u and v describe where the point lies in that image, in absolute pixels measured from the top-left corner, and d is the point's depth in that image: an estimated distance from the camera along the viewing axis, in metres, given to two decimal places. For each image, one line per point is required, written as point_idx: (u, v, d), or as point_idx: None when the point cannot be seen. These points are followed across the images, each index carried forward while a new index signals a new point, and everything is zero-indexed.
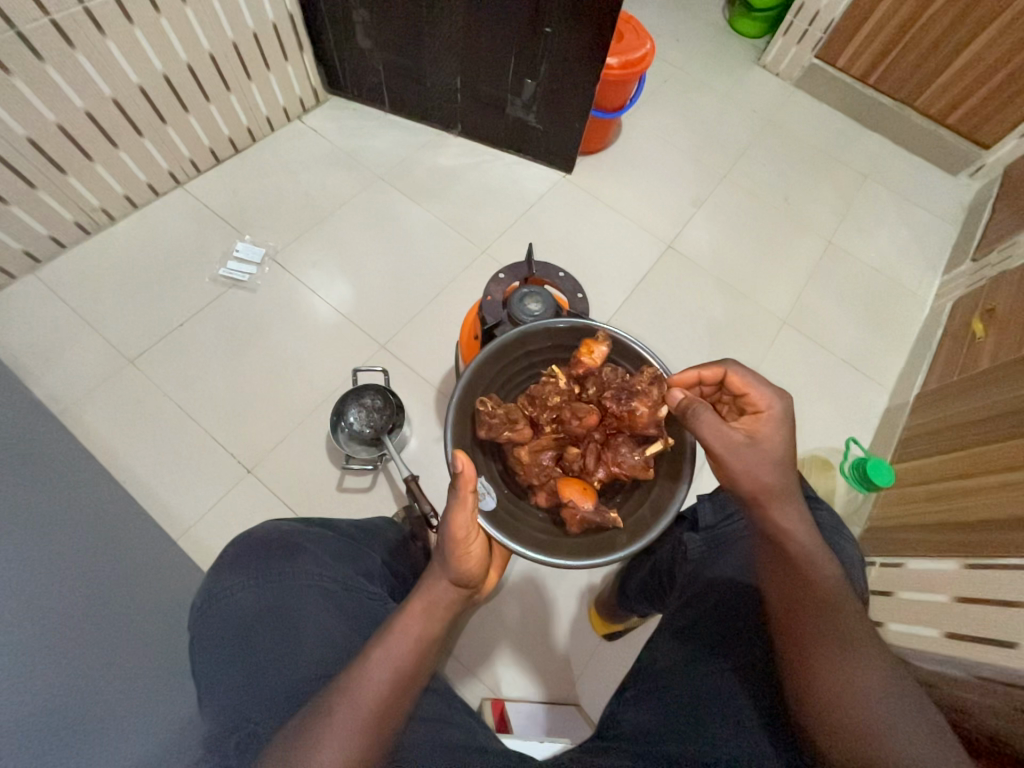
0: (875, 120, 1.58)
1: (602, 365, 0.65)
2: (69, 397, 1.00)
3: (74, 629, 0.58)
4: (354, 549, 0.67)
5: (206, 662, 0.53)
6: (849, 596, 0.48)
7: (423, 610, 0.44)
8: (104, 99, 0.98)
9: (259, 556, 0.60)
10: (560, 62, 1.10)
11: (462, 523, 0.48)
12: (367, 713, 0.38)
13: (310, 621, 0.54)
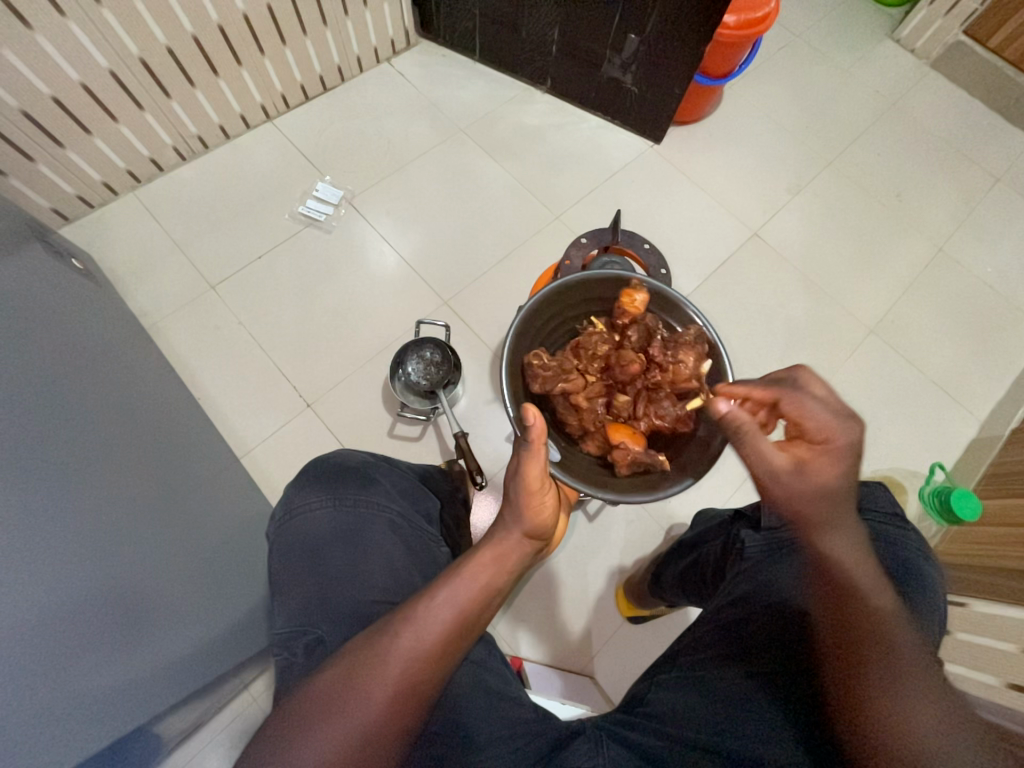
0: (1022, 114, 1.38)
1: (644, 316, 0.65)
2: (157, 313, 1.07)
3: (157, 520, 0.64)
4: (418, 488, 0.70)
5: (283, 568, 0.57)
6: (908, 628, 0.42)
7: (493, 559, 0.44)
8: (211, 26, 0.99)
9: (336, 480, 0.62)
10: (671, 18, 1.02)
11: (534, 475, 0.49)
12: (433, 645, 0.39)
13: (379, 550, 0.57)
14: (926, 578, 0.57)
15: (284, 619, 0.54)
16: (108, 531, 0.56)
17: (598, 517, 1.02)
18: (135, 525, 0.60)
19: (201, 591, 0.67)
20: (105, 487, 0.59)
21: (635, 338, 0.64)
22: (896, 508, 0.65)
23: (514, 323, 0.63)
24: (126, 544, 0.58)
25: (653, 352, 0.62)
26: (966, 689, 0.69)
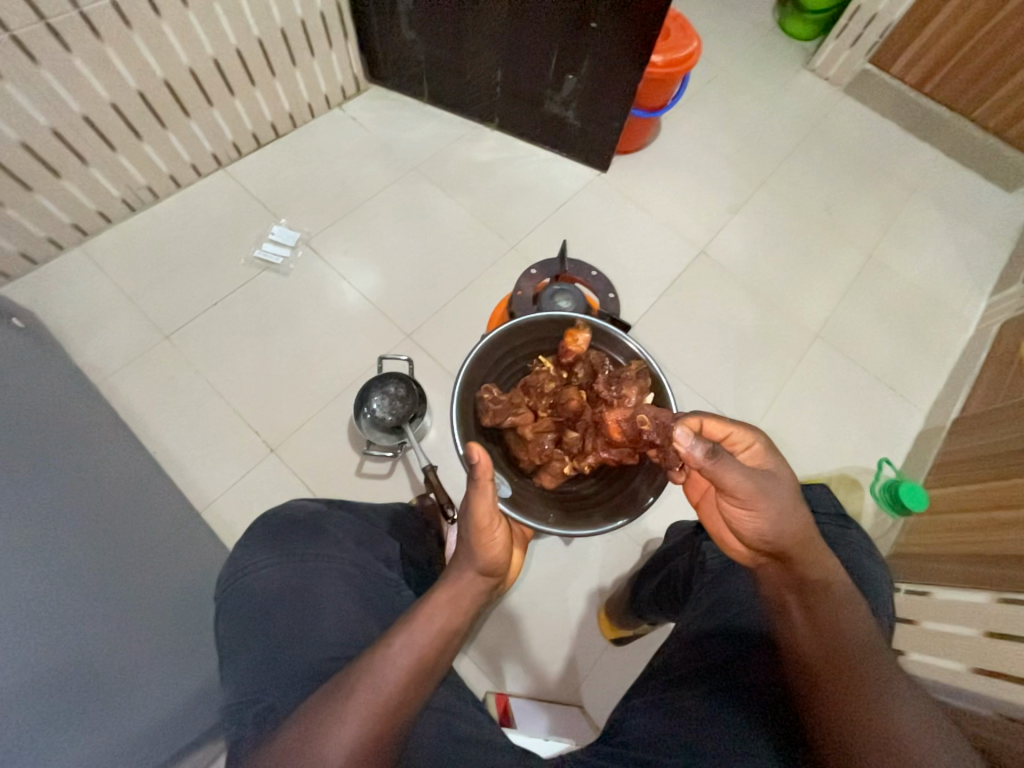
0: (927, 132, 1.52)
1: (588, 355, 0.68)
2: (108, 367, 1.04)
3: (108, 587, 0.61)
4: (373, 534, 0.69)
5: (230, 632, 0.55)
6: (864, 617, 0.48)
7: (449, 601, 0.45)
8: (156, 80, 1.00)
9: (286, 535, 0.62)
10: (604, 60, 1.09)
11: (484, 511, 0.49)
12: (389, 696, 0.39)
13: (330, 602, 0.56)
14: (867, 579, 0.63)
15: (231, 691, 0.51)
16: (55, 604, 0.53)
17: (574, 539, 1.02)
18: (83, 595, 0.57)
19: (157, 660, 0.63)
20: (48, 556, 0.56)
21: (581, 376, 0.67)
22: (840, 509, 0.71)
23: (465, 363, 0.66)
24: (68, 617, 0.54)
25: (597, 389, 0.65)
26: (936, 678, 0.72)
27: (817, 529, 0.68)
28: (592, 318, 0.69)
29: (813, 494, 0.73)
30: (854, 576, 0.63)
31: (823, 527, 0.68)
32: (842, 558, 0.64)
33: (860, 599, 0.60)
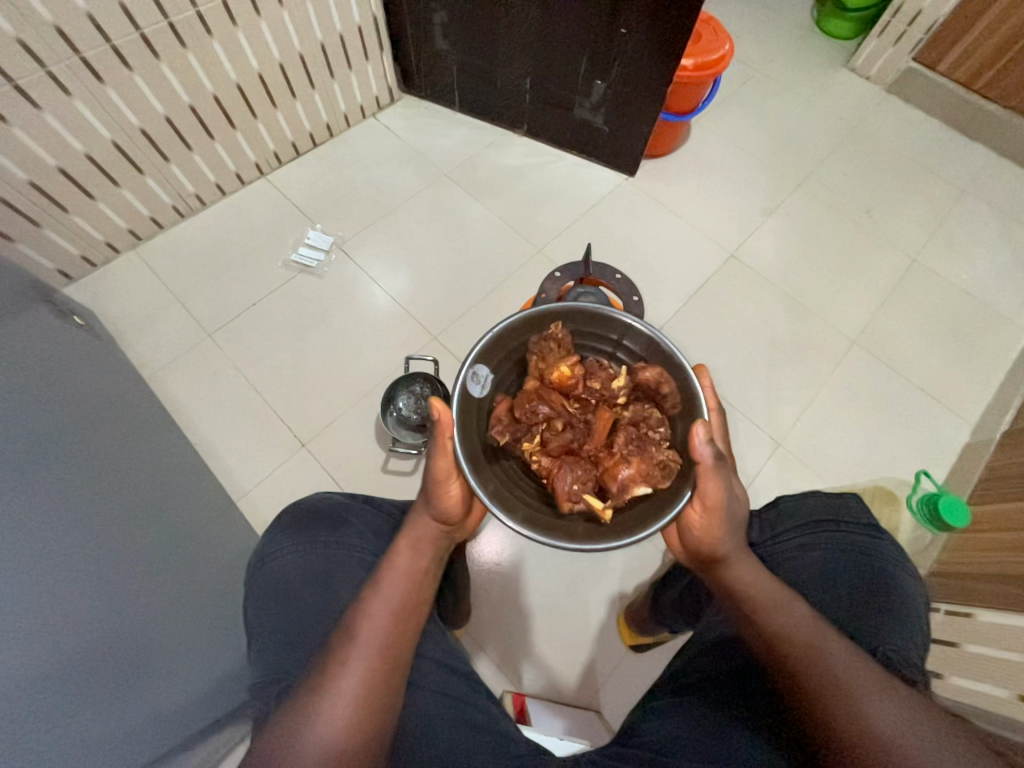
0: (978, 130, 1.45)
1: (655, 411, 0.55)
2: (156, 363, 1.11)
3: (153, 568, 0.64)
4: (396, 526, 0.72)
5: (259, 614, 0.60)
6: (820, 631, 0.50)
7: (410, 545, 0.55)
8: (206, 94, 1.07)
9: (309, 524, 0.66)
10: (634, 63, 1.09)
11: (443, 466, 0.56)
12: (376, 637, 0.47)
13: (347, 591, 0.60)
14: (900, 592, 0.63)
15: (259, 666, 0.56)
16: (110, 580, 0.57)
17: None
18: (133, 575, 0.61)
19: (194, 634, 0.66)
20: (102, 534, 0.59)
21: (628, 414, 0.56)
22: (880, 524, 0.70)
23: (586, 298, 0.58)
24: (118, 590, 0.57)
25: (622, 434, 0.54)
26: (978, 705, 0.68)
27: (845, 539, 0.67)
28: (701, 405, 0.54)
29: (843, 504, 0.71)
30: (889, 590, 0.63)
31: (854, 537, 0.67)
32: (878, 570, 0.65)
33: (891, 616, 0.60)
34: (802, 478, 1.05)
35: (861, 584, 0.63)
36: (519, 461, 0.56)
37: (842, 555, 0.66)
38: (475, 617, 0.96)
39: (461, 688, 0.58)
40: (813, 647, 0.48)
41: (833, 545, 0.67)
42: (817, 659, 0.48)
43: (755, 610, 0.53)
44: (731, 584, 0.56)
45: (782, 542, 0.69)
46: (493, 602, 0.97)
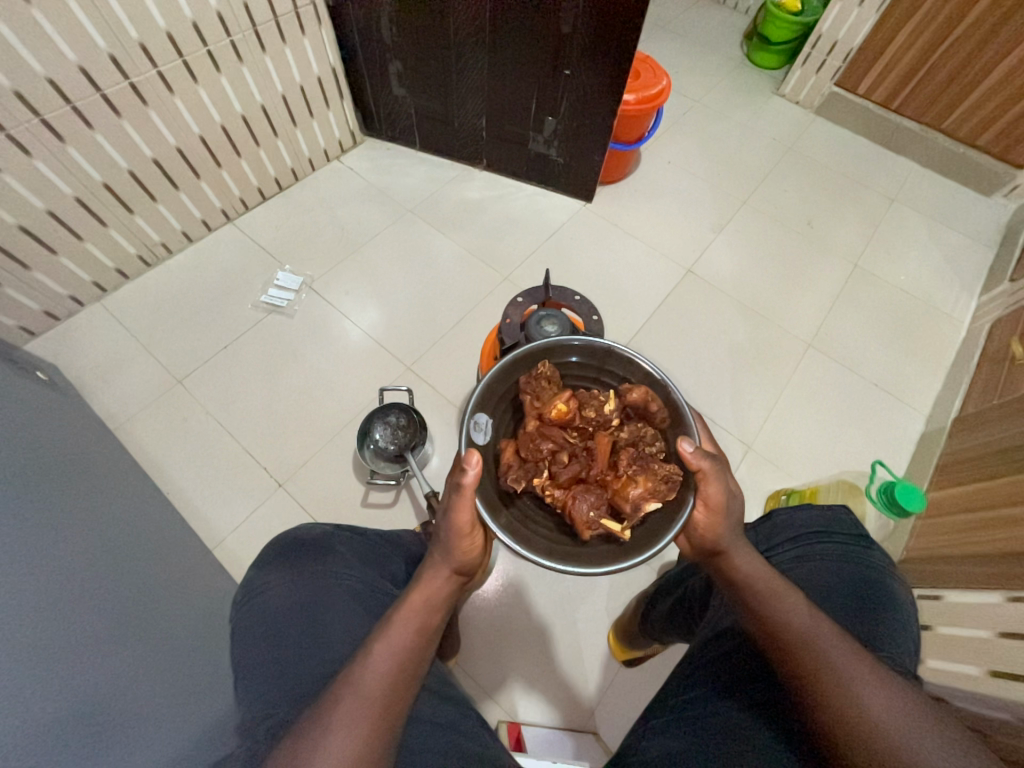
0: (899, 145, 1.59)
1: (648, 428, 0.58)
2: (123, 414, 1.09)
3: (131, 622, 0.63)
4: (378, 554, 0.75)
5: (246, 651, 0.59)
6: (816, 616, 0.51)
7: (423, 604, 0.54)
8: (169, 147, 1.10)
9: (296, 557, 0.68)
10: (580, 100, 1.17)
11: (464, 521, 0.56)
12: (380, 693, 0.46)
13: (337, 618, 0.60)
14: (888, 592, 0.65)
15: (246, 706, 0.54)
16: (90, 633, 0.56)
17: None
18: (109, 628, 0.59)
19: (179, 682, 0.64)
20: (72, 588, 0.58)
21: (624, 435, 0.58)
22: (866, 533, 0.73)
23: (568, 337, 0.62)
24: (86, 640, 0.55)
25: (626, 455, 0.56)
26: (953, 685, 0.70)
27: (840, 548, 0.70)
28: (689, 419, 0.58)
29: (835, 517, 0.74)
30: (879, 595, 0.64)
31: (845, 547, 0.70)
32: (867, 575, 0.66)
33: (885, 621, 0.62)
34: (774, 479, 1.09)
35: (853, 588, 0.65)
36: (534, 498, 0.58)
37: (835, 565, 0.68)
38: (465, 646, 0.94)
39: (453, 717, 0.58)
40: (809, 636, 0.50)
41: (829, 553, 0.69)
42: (811, 644, 0.49)
43: (753, 597, 0.55)
44: (729, 573, 0.57)
45: (778, 554, 0.73)
46: (482, 630, 0.95)
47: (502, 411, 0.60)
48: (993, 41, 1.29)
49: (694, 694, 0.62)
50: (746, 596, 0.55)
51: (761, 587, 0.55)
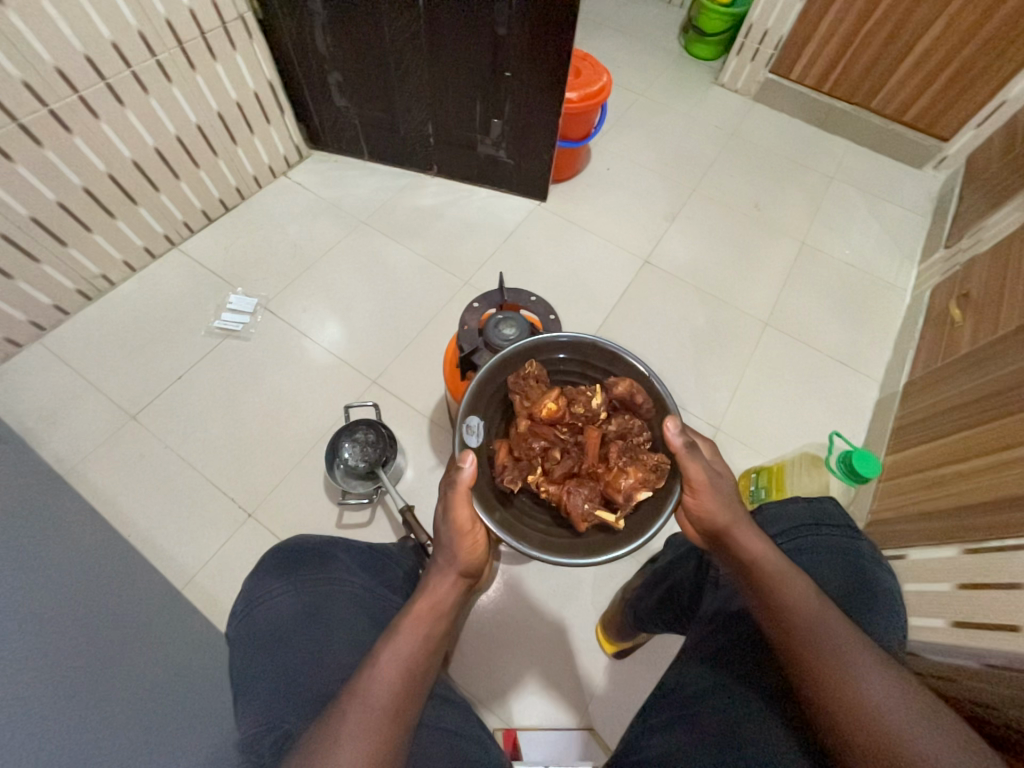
0: (834, 125, 1.65)
1: (635, 419, 0.57)
2: (74, 457, 1.03)
3: (101, 670, 0.60)
4: (377, 561, 0.76)
5: (250, 663, 0.58)
6: (826, 606, 0.50)
7: (429, 609, 0.53)
8: (100, 175, 1.05)
9: (296, 565, 0.67)
10: (523, 100, 1.17)
11: (464, 517, 0.56)
12: (389, 700, 0.45)
13: (341, 626, 0.61)
14: (882, 582, 0.62)
15: (251, 720, 0.54)
16: (56, 687, 0.54)
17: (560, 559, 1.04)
18: (82, 677, 0.57)
19: (158, 729, 0.61)
20: (31, 644, 0.55)
21: (613, 428, 0.57)
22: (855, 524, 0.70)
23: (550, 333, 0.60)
24: (35, 704, 0.51)
25: (615, 447, 0.56)
26: (922, 638, 0.73)
27: (830, 542, 0.67)
28: (675, 407, 0.57)
29: (821, 507, 0.72)
30: (873, 588, 0.61)
31: (836, 539, 0.67)
32: (860, 567, 0.64)
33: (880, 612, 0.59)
34: (743, 458, 1.12)
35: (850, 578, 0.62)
36: (530, 494, 0.57)
37: (827, 558, 0.65)
38: (457, 654, 0.94)
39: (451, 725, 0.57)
40: (815, 621, 0.48)
41: (819, 548, 0.66)
42: (814, 632, 0.48)
43: (762, 582, 0.53)
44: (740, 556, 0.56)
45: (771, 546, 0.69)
46: (471, 638, 0.95)
47: (492, 412, 0.59)
48: (908, 23, 1.36)
49: (697, 689, 0.59)
50: (752, 579, 0.54)
51: (772, 573, 0.53)
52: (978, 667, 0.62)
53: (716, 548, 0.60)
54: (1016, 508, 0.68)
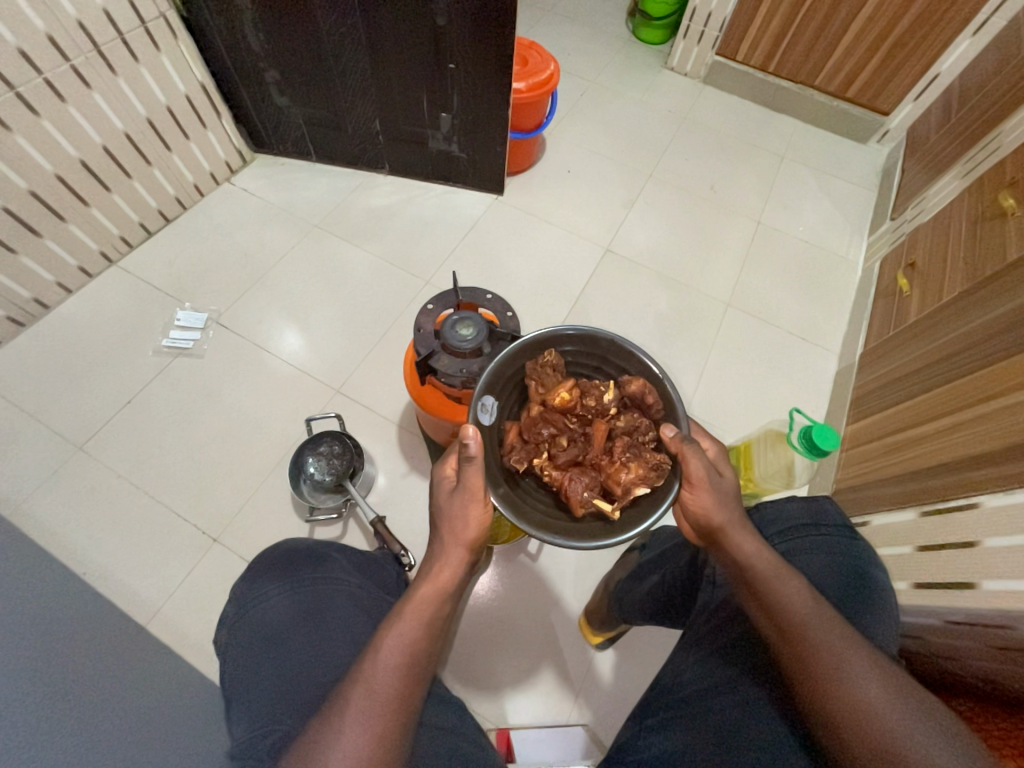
0: (782, 104, 1.68)
1: (644, 419, 0.58)
2: (17, 495, 0.97)
3: (57, 719, 0.57)
4: (373, 563, 0.74)
5: (248, 669, 0.57)
6: (819, 609, 0.48)
7: (434, 590, 0.50)
8: (21, 191, 0.98)
9: (292, 565, 0.65)
10: (470, 92, 1.15)
11: (470, 489, 0.53)
12: (391, 688, 0.44)
13: (341, 626, 0.59)
14: (878, 581, 0.61)
15: (248, 728, 0.52)
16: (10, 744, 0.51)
17: (542, 553, 1.03)
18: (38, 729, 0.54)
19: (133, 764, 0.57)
20: None
21: (621, 424, 0.57)
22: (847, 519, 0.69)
23: (571, 327, 0.60)
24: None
25: (620, 442, 0.56)
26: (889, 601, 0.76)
27: (826, 542, 0.66)
28: (679, 410, 0.57)
29: (819, 507, 0.70)
30: (870, 589, 0.60)
31: (834, 540, 0.66)
32: (856, 566, 0.63)
33: (875, 611, 0.58)
34: None
35: (846, 576, 0.61)
36: (534, 478, 0.57)
37: (822, 558, 0.64)
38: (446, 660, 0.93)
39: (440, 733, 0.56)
40: (810, 628, 0.47)
41: (813, 549, 0.65)
42: (810, 634, 0.47)
43: (756, 586, 0.51)
44: (732, 556, 0.53)
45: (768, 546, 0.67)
46: (457, 645, 0.94)
47: (507, 394, 0.59)
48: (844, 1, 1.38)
49: (694, 690, 0.58)
50: (746, 580, 0.52)
51: (766, 576, 0.51)
52: (939, 624, 0.64)
53: (709, 544, 0.57)
54: (965, 470, 0.71)
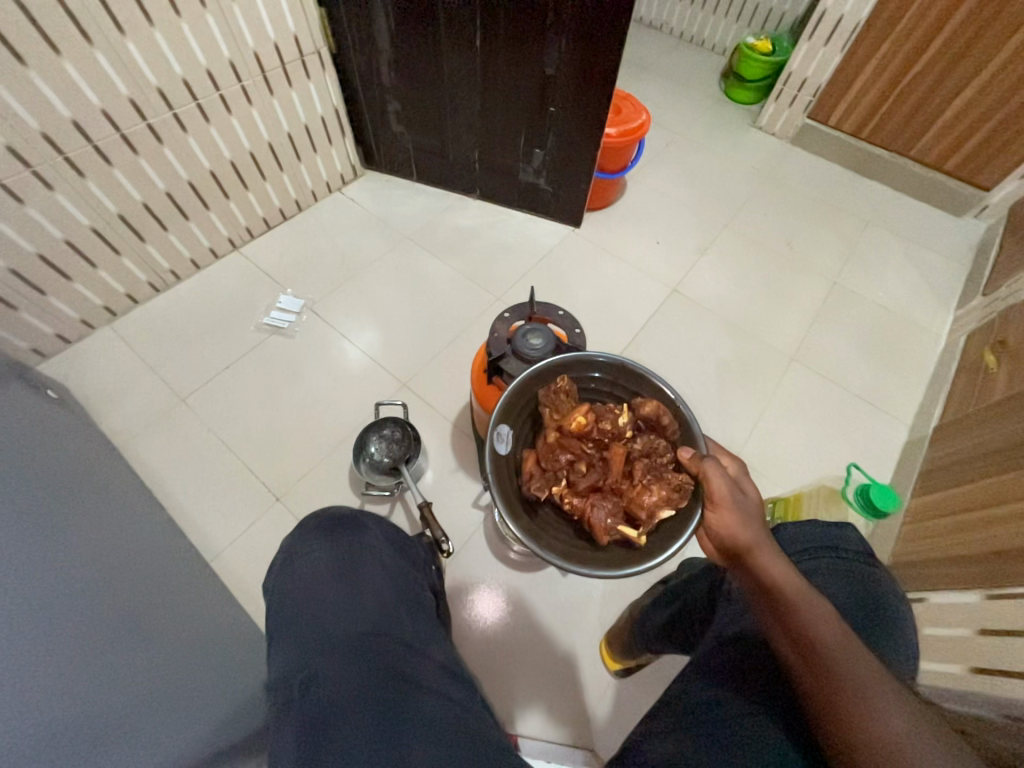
0: (872, 170, 1.67)
1: (660, 439, 0.61)
2: (127, 432, 1.12)
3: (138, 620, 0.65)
4: (404, 541, 0.79)
5: (287, 609, 0.61)
6: (849, 637, 0.45)
7: None
8: (181, 181, 1.18)
9: (333, 528, 0.71)
10: (566, 133, 1.25)
11: None
12: None
13: (370, 586, 0.63)
14: (901, 617, 0.61)
15: (279, 663, 0.56)
16: (102, 630, 0.59)
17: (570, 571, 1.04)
18: (125, 625, 0.62)
19: (183, 679, 0.64)
20: (86, 589, 0.61)
21: (638, 446, 0.60)
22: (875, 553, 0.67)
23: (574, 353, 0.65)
24: (84, 631, 0.56)
25: (638, 464, 0.59)
26: (939, 684, 0.71)
27: (847, 567, 0.64)
28: (694, 427, 0.60)
29: (841, 532, 0.69)
30: (889, 622, 0.60)
31: (860, 568, 0.64)
32: (880, 599, 0.62)
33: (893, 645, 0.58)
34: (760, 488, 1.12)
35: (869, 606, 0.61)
36: (552, 507, 0.59)
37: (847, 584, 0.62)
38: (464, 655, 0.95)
39: None
40: (835, 652, 0.44)
41: (836, 574, 0.63)
42: (835, 661, 0.44)
43: (780, 604, 0.49)
44: (756, 575, 0.52)
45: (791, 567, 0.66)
46: (476, 643, 0.96)
47: (522, 422, 0.63)
48: (949, 76, 1.39)
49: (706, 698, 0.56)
50: (771, 601, 0.50)
51: (791, 595, 0.49)
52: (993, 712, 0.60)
53: (733, 568, 0.56)
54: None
